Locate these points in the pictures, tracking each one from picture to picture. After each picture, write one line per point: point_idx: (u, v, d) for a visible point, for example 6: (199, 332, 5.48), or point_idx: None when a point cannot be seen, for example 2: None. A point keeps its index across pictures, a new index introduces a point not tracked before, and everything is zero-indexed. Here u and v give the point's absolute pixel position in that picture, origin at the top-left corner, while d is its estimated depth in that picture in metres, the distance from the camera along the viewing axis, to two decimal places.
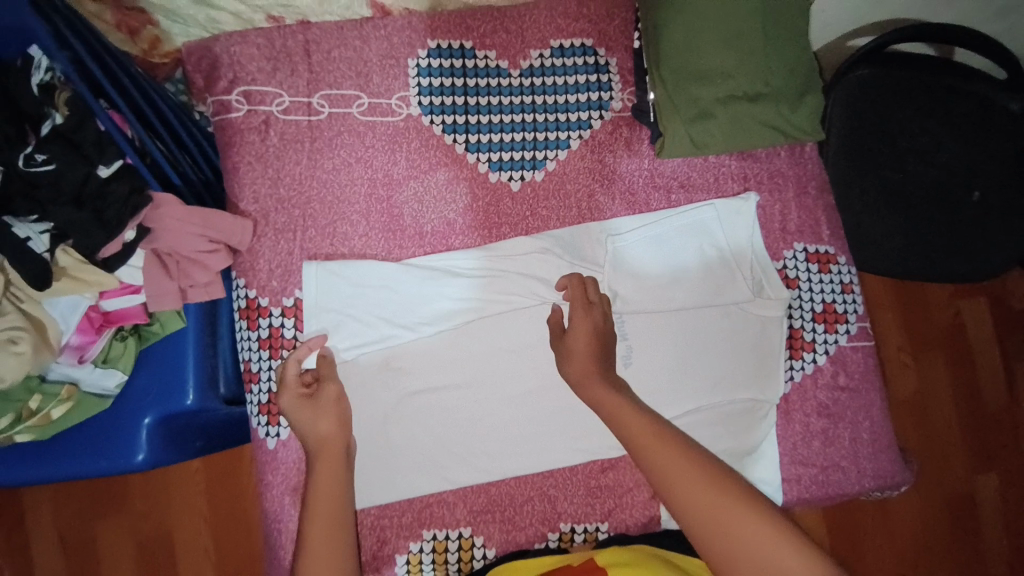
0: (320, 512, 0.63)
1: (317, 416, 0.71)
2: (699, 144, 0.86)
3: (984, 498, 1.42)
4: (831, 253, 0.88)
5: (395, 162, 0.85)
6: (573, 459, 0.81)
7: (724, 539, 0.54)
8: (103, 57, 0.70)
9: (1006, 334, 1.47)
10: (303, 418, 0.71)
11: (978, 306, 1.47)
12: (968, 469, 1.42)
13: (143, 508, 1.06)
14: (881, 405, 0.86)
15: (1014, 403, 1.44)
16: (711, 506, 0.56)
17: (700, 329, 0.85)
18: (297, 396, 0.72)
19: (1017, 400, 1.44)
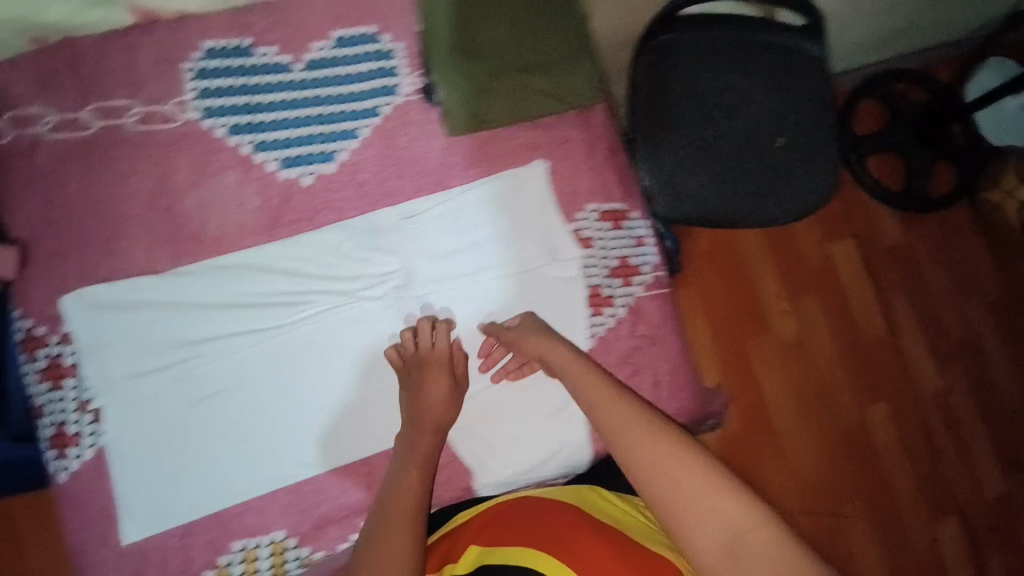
0: (393, 514, 0.67)
1: (443, 402, 0.78)
2: (484, 118, 0.87)
3: (876, 427, 1.58)
4: (622, 210, 0.93)
5: (176, 170, 0.83)
6: (385, 443, 0.83)
7: (652, 477, 0.61)
8: None
9: (879, 267, 1.66)
10: (442, 401, 0.78)
11: (844, 247, 1.66)
12: (857, 401, 1.59)
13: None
14: (677, 345, 0.92)
15: (893, 336, 1.63)
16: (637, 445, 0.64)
17: (502, 298, 0.87)
18: (432, 379, 0.79)
19: (895, 333, 1.63)
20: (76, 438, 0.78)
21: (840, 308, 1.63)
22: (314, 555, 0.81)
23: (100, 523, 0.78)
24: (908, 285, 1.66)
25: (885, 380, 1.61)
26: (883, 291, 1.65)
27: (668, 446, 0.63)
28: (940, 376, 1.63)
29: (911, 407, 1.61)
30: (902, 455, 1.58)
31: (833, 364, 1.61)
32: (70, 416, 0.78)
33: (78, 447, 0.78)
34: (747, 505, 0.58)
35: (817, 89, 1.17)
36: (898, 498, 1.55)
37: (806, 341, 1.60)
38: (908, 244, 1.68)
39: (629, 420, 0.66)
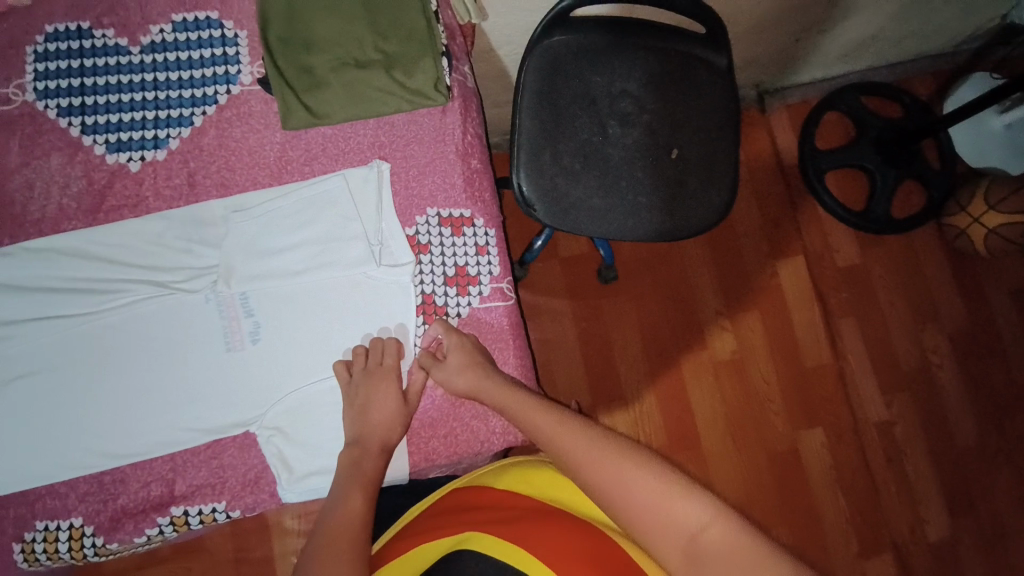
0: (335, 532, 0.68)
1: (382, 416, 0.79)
2: (318, 113, 0.85)
3: (809, 453, 1.49)
4: (466, 216, 0.88)
5: (7, 150, 0.84)
6: (193, 440, 0.80)
7: (616, 489, 0.64)
8: None
9: (826, 288, 1.58)
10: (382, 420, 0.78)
11: (787, 264, 1.58)
12: (791, 426, 1.50)
13: None
14: (518, 361, 0.87)
15: (837, 359, 1.54)
16: (601, 463, 0.66)
17: (326, 299, 0.85)
18: (383, 392, 0.79)
19: (839, 355, 1.54)
20: None
21: (779, 326, 1.55)
22: (109, 545, 0.78)
23: None
24: (859, 309, 1.57)
25: (825, 406, 1.52)
26: (830, 313, 1.57)
27: (621, 463, 0.66)
28: (888, 408, 1.53)
29: (852, 437, 1.51)
30: (835, 483, 1.48)
31: (768, 384, 1.53)
32: None
33: None
34: (702, 506, 0.62)
35: (720, 100, 1.12)
36: (831, 529, 1.45)
37: (742, 359, 1.53)
38: (864, 266, 1.59)
39: (582, 440, 0.69)
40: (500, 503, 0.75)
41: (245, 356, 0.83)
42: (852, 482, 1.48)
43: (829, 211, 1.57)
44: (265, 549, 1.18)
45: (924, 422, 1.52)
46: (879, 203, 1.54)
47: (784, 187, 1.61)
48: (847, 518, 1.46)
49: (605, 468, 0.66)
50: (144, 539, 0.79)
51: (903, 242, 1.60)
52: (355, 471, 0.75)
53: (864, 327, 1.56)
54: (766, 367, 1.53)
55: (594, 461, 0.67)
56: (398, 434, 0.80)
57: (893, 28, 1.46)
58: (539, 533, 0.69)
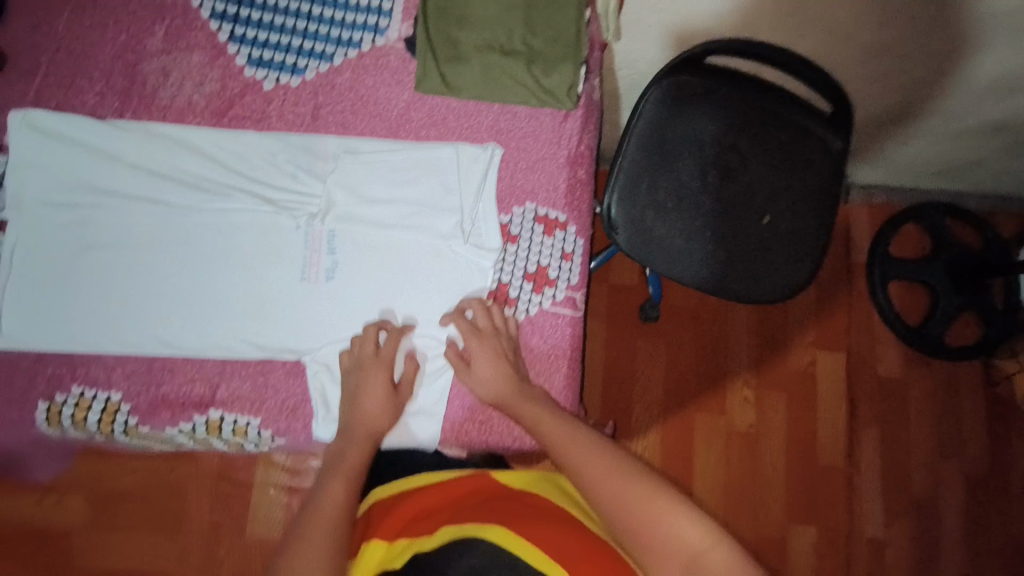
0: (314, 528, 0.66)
1: (375, 408, 0.78)
2: (451, 85, 0.87)
3: (796, 548, 1.47)
4: (560, 220, 0.89)
5: (152, 34, 0.86)
6: (247, 353, 0.82)
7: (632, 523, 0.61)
8: None
9: (861, 396, 1.55)
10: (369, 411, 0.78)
11: (831, 362, 1.55)
12: (786, 517, 1.48)
13: None
14: (569, 374, 0.86)
15: (850, 467, 1.51)
16: (621, 497, 0.63)
17: (403, 260, 0.86)
18: (373, 390, 0.79)
19: (854, 464, 1.51)
20: None
21: (803, 418, 1.53)
22: (140, 428, 0.80)
23: None
24: (885, 425, 1.54)
25: (825, 508, 1.49)
26: (857, 421, 1.54)
27: (643, 496, 0.62)
28: (886, 528, 1.49)
29: (842, 546, 1.48)
30: None
31: (776, 470, 1.50)
32: None
33: None
34: (702, 529, 0.59)
35: (823, 182, 1.11)
36: None
37: (757, 437, 1.51)
38: (906, 385, 1.55)
39: (601, 470, 0.66)
40: (501, 496, 0.70)
41: (317, 290, 0.84)
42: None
43: (886, 321, 1.54)
44: (248, 473, 1.19)
45: (917, 558, 1.48)
46: (934, 326, 1.52)
47: (847, 283, 1.58)
48: None
49: (624, 502, 0.62)
50: (174, 431, 0.81)
51: (955, 372, 1.56)
52: (339, 460, 0.75)
53: (886, 445, 1.53)
54: (778, 451, 1.51)
55: (614, 495, 0.64)
56: (384, 425, 0.79)
57: (1003, 159, 1.45)
58: (547, 528, 0.63)
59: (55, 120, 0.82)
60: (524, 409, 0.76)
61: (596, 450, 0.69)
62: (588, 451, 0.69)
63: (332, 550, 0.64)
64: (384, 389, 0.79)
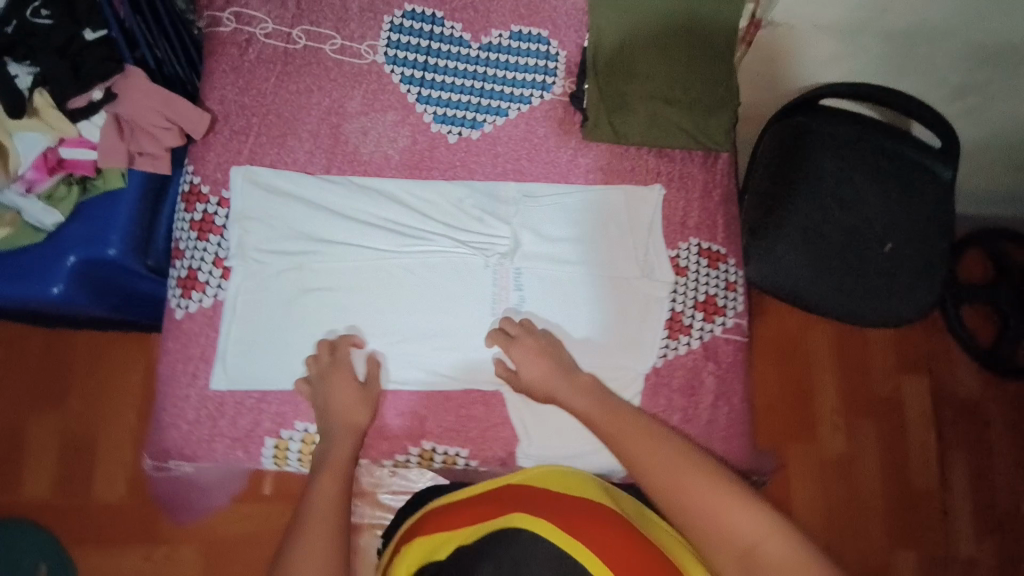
0: (313, 525, 0.70)
1: (350, 408, 0.82)
2: (618, 133, 0.95)
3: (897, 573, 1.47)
4: (722, 253, 0.96)
5: (350, 98, 0.96)
6: (450, 385, 0.88)
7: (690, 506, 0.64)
8: None
9: (948, 419, 1.57)
10: (344, 405, 0.82)
11: (919, 386, 1.58)
12: (887, 543, 1.48)
13: (77, 403, 1.23)
14: (743, 397, 0.91)
15: (945, 489, 1.52)
16: (682, 483, 0.66)
17: (583, 294, 0.92)
18: (348, 388, 0.83)
19: (948, 486, 1.53)
20: (203, 284, 0.88)
21: (897, 441, 1.54)
22: (361, 460, 0.87)
23: (193, 362, 0.86)
24: (972, 445, 1.56)
25: (925, 531, 1.50)
26: (943, 443, 1.55)
27: (700, 482, 0.65)
28: (978, 546, 1.50)
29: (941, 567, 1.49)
30: None
31: (875, 495, 1.51)
32: (204, 264, 0.88)
33: (202, 293, 0.88)
34: (760, 516, 0.62)
35: (939, 210, 1.19)
36: None
37: (852, 463, 1.52)
38: (984, 406, 1.58)
39: (661, 457, 0.69)
40: (545, 496, 0.71)
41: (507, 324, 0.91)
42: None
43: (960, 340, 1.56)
44: None
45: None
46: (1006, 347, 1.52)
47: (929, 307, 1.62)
48: None
49: (684, 487, 0.66)
50: (391, 463, 0.88)
51: None
52: (331, 455, 0.79)
53: (975, 465, 1.55)
54: (872, 476, 1.52)
55: (671, 481, 0.67)
56: (364, 421, 0.83)
57: None
58: (594, 528, 0.64)
59: (270, 178, 0.91)
60: (571, 402, 0.81)
61: (649, 438, 0.72)
62: (640, 440, 0.72)
63: (331, 549, 0.68)
64: (351, 385, 0.83)
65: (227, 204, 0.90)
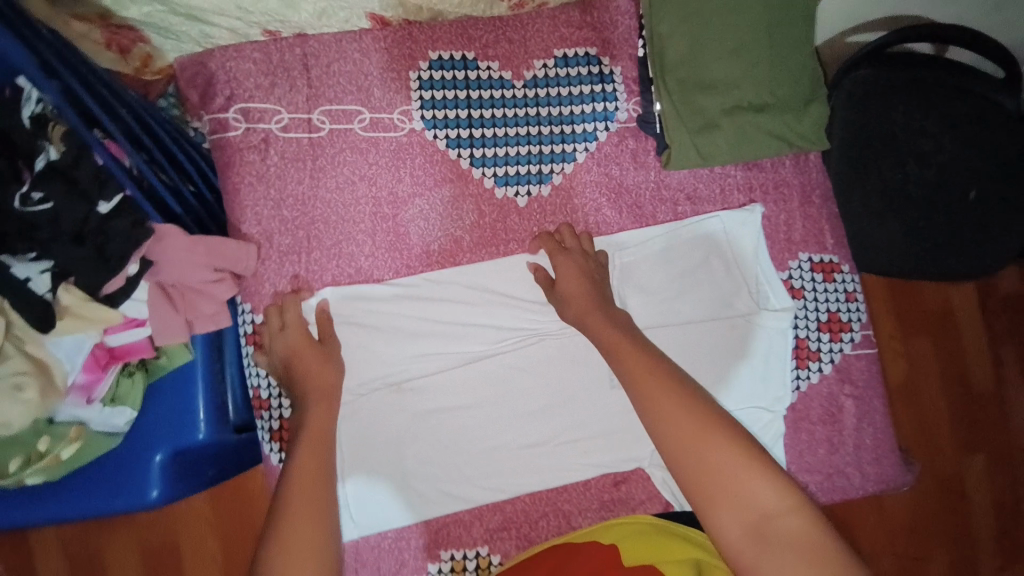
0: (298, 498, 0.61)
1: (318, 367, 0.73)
2: (705, 155, 0.84)
3: (972, 482, 1.40)
4: (835, 262, 0.88)
5: (400, 179, 0.83)
6: (586, 474, 0.83)
7: (695, 458, 0.59)
8: (116, 109, 0.67)
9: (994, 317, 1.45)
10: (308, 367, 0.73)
11: (967, 293, 1.44)
12: (955, 452, 1.41)
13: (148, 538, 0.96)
14: (884, 411, 0.87)
15: (1002, 389, 1.43)
16: (687, 435, 0.60)
17: (701, 340, 0.85)
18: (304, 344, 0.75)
19: (1004, 386, 1.43)
20: None
21: (953, 357, 1.43)
22: None
23: None
24: (1021, 336, 1.45)
25: (987, 432, 1.42)
26: (994, 339, 1.44)
27: (704, 434, 0.59)
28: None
29: (1009, 464, 1.42)
30: (995, 511, 1.39)
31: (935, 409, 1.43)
32: None
33: None
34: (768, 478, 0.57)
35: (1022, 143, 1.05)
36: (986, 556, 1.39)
37: (914, 387, 1.42)
38: None
39: (663, 402, 0.62)
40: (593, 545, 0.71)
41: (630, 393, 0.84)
42: (1008, 508, 1.40)
43: None
44: None
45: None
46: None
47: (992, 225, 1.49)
48: (1003, 540, 1.40)
49: (684, 439, 0.59)
50: None
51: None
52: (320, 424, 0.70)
53: None
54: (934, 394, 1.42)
55: (674, 429, 0.60)
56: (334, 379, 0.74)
57: None
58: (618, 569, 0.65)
59: (335, 298, 0.80)
60: (600, 332, 0.73)
61: (656, 378, 0.65)
62: (648, 373, 0.66)
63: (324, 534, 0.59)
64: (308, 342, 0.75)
65: None
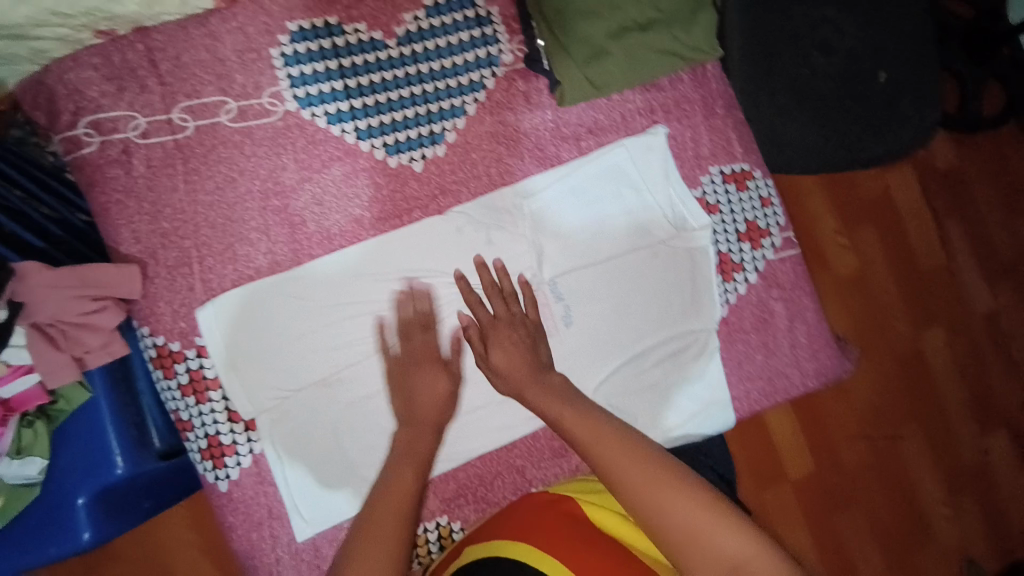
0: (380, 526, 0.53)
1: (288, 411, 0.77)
2: (598, 84, 0.81)
3: (932, 353, 1.41)
4: (747, 170, 0.87)
5: (283, 166, 0.78)
6: (533, 426, 0.82)
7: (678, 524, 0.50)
8: None
9: (936, 193, 1.44)
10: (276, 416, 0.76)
11: (903, 175, 1.43)
12: (914, 328, 1.40)
13: None
14: (813, 306, 0.88)
15: (950, 261, 1.44)
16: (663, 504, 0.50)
17: (625, 274, 0.84)
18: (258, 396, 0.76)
19: (952, 258, 1.44)
20: (232, 447, 0.76)
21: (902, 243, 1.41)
22: None
23: (266, 525, 0.77)
24: (961, 209, 1.45)
25: (940, 303, 1.43)
26: (937, 215, 1.44)
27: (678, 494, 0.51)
28: (994, 299, 1.45)
29: (965, 330, 1.44)
30: (959, 377, 1.42)
31: (891, 295, 1.41)
32: (221, 426, 0.76)
33: (235, 455, 0.76)
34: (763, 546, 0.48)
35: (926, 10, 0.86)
36: (960, 421, 1.41)
37: (864, 276, 1.41)
38: (962, 168, 1.46)
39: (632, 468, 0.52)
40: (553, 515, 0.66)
41: (562, 340, 0.83)
42: (971, 373, 1.43)
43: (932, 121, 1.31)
44: None
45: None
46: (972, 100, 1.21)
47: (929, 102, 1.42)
48: (972, 403, 1.42)
49: (662, 504, 0.50)
50: None
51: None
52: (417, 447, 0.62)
53: (971, 226, 1.46)
54: (885, 279, 1.40)
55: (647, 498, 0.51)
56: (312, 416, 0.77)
57: None
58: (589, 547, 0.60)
59: (233, 304, 0.75)
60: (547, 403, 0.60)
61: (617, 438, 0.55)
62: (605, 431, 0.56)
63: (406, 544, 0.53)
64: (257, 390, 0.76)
65: (206, 353, 0.75)
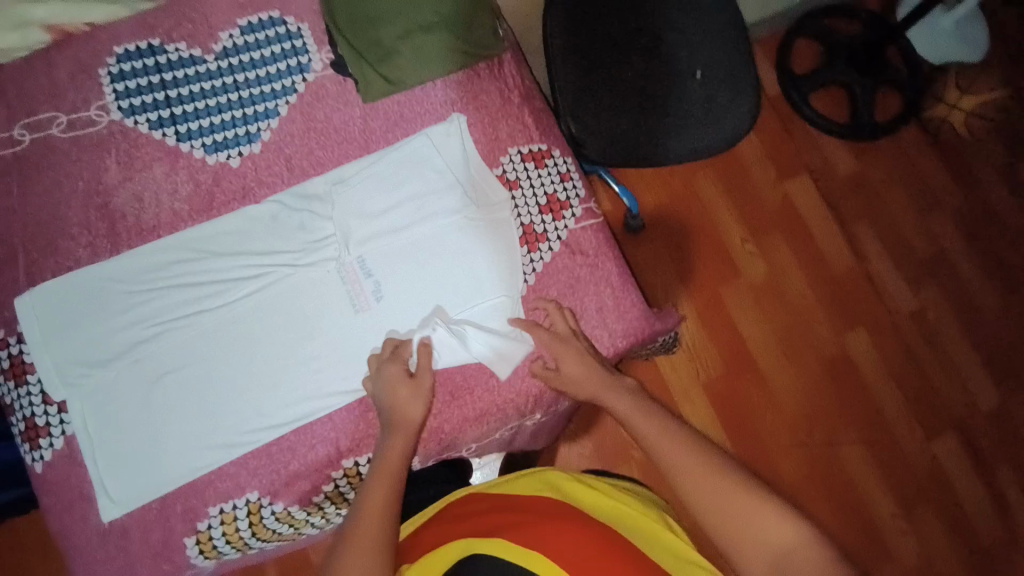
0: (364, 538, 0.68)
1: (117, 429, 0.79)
2: (392, 80, 0.91)
3: (856, 353, 1.33)
4: (545, 149, 0.95)
5: (105, 168, 0.87)
6: (347, 398, 0.84)
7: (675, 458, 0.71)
8: None
9: (842, 203, 1.40)
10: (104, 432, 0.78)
11: (804, 183, 1.39)
12: (834, 324, 1.34)
13: None
14: (618, 271, 0.93)
15: (864, 262, 1.37)
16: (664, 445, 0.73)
17: (433, 247, 0.89)
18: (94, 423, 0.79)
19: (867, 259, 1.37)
20: (46, 428, 0.80)
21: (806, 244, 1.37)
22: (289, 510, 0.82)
23: (76, 506, 0.79)
24: (875, 211, 1.39)
25: (862, 305, 1.35)
26: (841, 215, 1.39)
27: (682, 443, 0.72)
28: (917, 297, 1.37)
29: (894, 333, 1.35)
30: (893, 378, 1.33)
31: (808, 296, 1.35)
32: (36, 408, 0.80)
33: (48, 436, 0.80)
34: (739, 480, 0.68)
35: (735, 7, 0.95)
36: (899, 423, 1.31)
37: (778, 281, 1.35)
38: (864, 173, 1.41)
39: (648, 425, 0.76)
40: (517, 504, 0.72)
41: (372, 314, 0.87)
42: (904, 375, 1.33)
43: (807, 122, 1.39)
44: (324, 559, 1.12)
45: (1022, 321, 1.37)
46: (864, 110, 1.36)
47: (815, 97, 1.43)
48: (909, 403, 1.32)
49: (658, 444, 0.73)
50: (320, 499, 0.84)
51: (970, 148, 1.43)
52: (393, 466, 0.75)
53: (886, 229, 1.39)
54: (798, 283, 1.35)
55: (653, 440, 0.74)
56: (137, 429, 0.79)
57: None
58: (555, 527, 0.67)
59: (53, 291, 0.83)
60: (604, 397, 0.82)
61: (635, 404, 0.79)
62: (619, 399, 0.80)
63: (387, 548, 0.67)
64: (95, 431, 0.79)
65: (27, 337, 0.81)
